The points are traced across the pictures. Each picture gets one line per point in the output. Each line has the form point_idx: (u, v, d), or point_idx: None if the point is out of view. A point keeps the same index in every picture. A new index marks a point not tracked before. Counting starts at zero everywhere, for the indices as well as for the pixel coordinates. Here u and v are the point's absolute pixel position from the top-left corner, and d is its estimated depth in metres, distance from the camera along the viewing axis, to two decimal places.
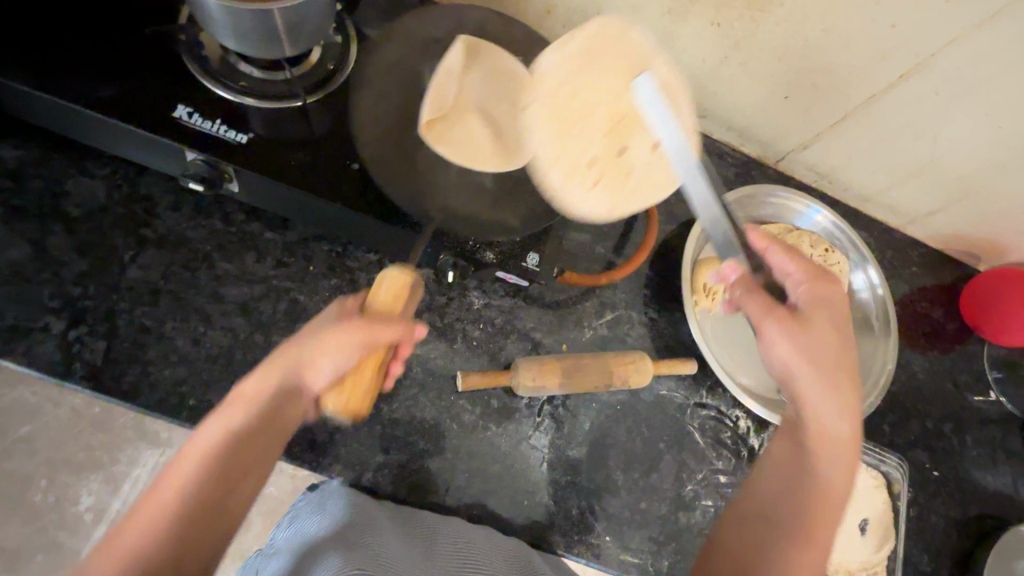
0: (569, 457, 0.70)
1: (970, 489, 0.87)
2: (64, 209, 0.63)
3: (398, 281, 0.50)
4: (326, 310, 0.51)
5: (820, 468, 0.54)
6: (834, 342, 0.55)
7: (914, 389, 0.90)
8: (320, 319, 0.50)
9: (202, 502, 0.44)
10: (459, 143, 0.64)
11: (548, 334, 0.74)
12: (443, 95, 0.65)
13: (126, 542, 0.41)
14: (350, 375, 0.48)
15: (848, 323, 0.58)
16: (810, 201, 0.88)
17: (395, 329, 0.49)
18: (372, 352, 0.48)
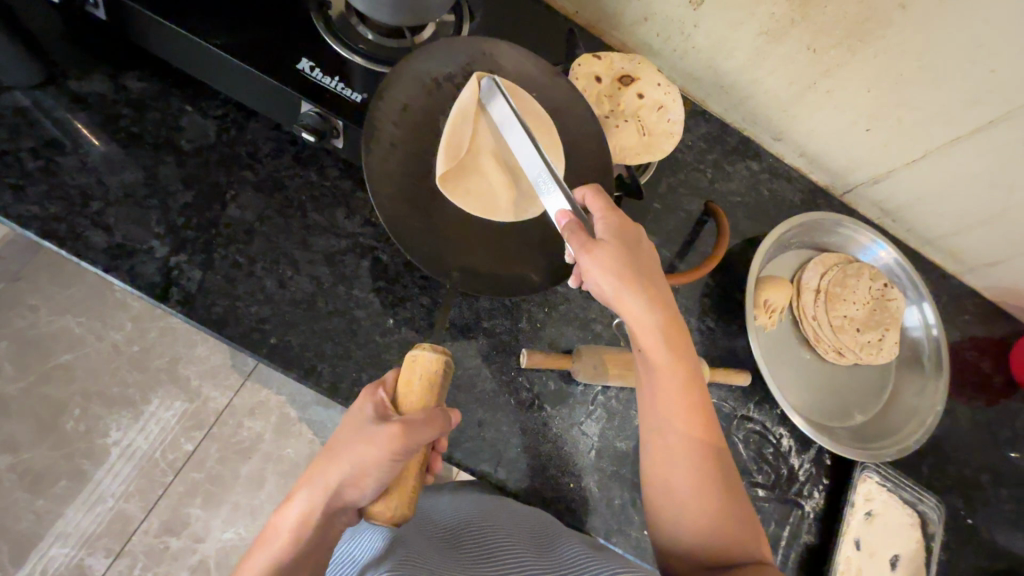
0: (617, 448, 0.72)
1: (1001, 542, 0.87)
2: (176, 142, 0.66)
3: (429, 371, 0.49)
4: (360, 411, 0.48)
5: (681, 412, 0.53)
6: (636, 291, 0.52)
7: (956, 434, 0.90)
8: (354, 419, 0.48)
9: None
10: (477, 192, 0.66)
11: (608, 326, 0.76)
12: (459, 139, 0.65)
13: None
14: (395, 481, 0.46)
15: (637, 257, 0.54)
16: (876, 235, 0.89)
17: (434, 425, 0.47)
18: (414, 456, 0.47)
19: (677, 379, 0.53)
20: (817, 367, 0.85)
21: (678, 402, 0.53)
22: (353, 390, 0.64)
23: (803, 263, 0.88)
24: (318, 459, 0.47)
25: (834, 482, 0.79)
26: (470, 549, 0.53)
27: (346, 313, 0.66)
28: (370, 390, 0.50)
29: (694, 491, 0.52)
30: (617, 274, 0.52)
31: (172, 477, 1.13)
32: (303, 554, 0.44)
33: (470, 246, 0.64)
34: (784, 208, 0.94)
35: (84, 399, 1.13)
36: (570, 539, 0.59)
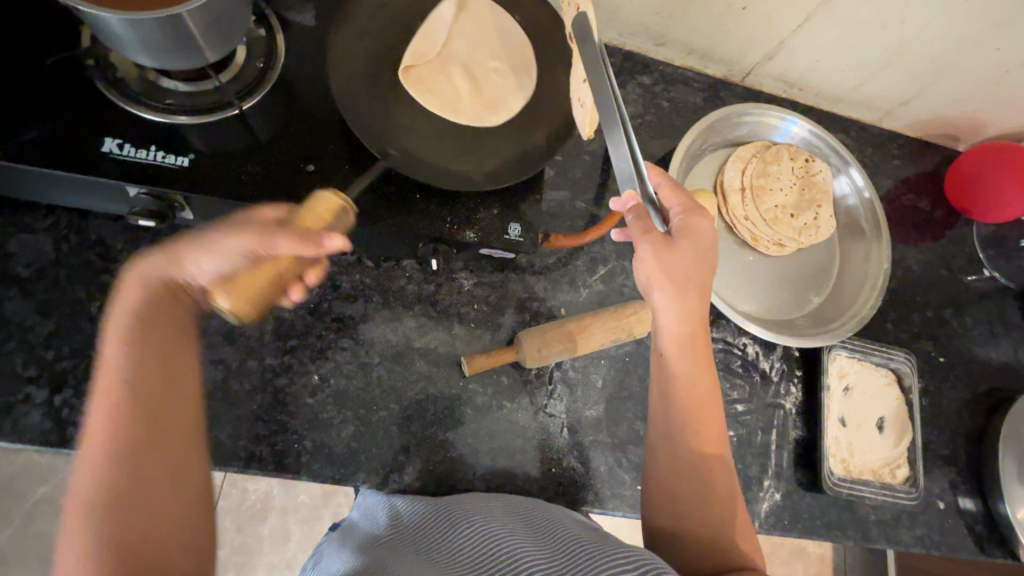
0: (588, 418, 0.70)
1: (975, 365, 0.89)
2: (14, 272, 0.59)
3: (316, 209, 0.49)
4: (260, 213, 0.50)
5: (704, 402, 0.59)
6: (688, 281, 0.58)
7: (910, 281, 0.91)
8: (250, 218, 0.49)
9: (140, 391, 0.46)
10: (438, 92, 0.64)
11: (544, 301, 0.73)
12: (428, 46, 0.67)
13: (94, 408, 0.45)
14: (245, 273, 0.47)
15: (699, 270, 0.58)
16: (784, 112, 0.86)
17: (298, 242, 0.46)
18: (273, 261, 0.47)
19: (699, 377, 0.59)
20: (761, 264, 0.84)
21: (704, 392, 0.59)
22: (302, 458, 0.61)
23: (722, 164, 0.85)
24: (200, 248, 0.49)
25: (806, 371, 0.80)
26: (465, 550, 0.50)
27: (266, 385, 0.62)
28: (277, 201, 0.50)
29: (699, 465, 0.58)
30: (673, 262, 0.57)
31: None
32: (140, 331, 0.47)
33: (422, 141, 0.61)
34: (690, 113, 0.89)
35: None
36: (562, 523, 0.56)
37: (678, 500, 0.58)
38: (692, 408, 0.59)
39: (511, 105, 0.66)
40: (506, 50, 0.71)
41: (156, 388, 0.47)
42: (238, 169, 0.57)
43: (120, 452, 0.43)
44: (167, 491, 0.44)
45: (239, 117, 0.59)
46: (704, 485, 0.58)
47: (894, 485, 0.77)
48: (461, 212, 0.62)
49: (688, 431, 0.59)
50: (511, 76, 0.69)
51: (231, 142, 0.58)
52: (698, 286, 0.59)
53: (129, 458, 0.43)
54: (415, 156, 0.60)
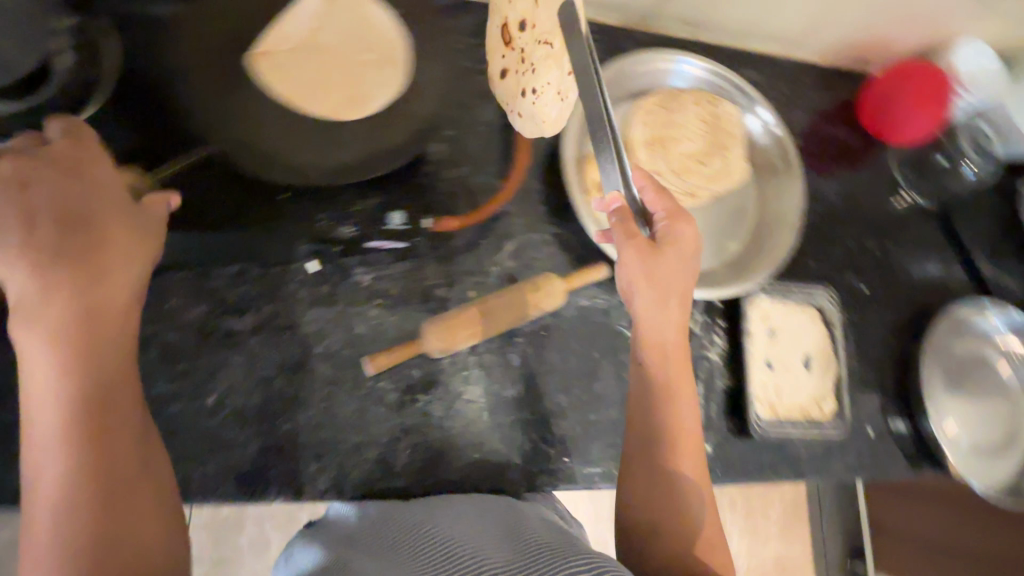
0: (508, 398, 0.69)
1: (899, 291, 0.90)
2: None
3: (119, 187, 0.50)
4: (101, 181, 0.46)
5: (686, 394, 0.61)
6: (673, 285, 0.61)
7: (831, 214, 0.90)
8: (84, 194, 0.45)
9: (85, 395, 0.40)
10: (291, 85, 0.56)
11: (451, 286, 0.70)
12: (286, 37, 0.58)
13: (64, 386, 0.40)
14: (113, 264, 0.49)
15: (684, 276, 0.62)
16: (678, 54, 0.82)
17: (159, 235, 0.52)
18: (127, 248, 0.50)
19: (677, 366, 0.62)
20: None
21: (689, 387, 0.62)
22: (207, 483, 0.59)
23: (627, 118, 0.81)
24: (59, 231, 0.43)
25: (729, 320, 0.79)
26: (425, 551, 0.47)
27: (158, 415, 0.59)
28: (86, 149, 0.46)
29: (688, 466, 0.59)
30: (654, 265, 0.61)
31: None
32: (57, 303, 0.41)
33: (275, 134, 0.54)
34: None
35: None
36: (533, 526, 0.53)
37: (654, 496, 0.58)
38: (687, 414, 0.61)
39: (373, 106, 0.57)
40: (377, 40, 0.61)
41: (105, 381, 0.41)
42: None
43: (79, 479, 0.39)
44: (152, 488, 0.43)
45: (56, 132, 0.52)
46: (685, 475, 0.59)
47: (823, 420, 0.78)
48: None
49: (672, 425, 0.60)
50: (378, 71, 0.59)
51: None
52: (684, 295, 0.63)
53: (98, 477, 0.39)
54: (262, 144, 0.52)
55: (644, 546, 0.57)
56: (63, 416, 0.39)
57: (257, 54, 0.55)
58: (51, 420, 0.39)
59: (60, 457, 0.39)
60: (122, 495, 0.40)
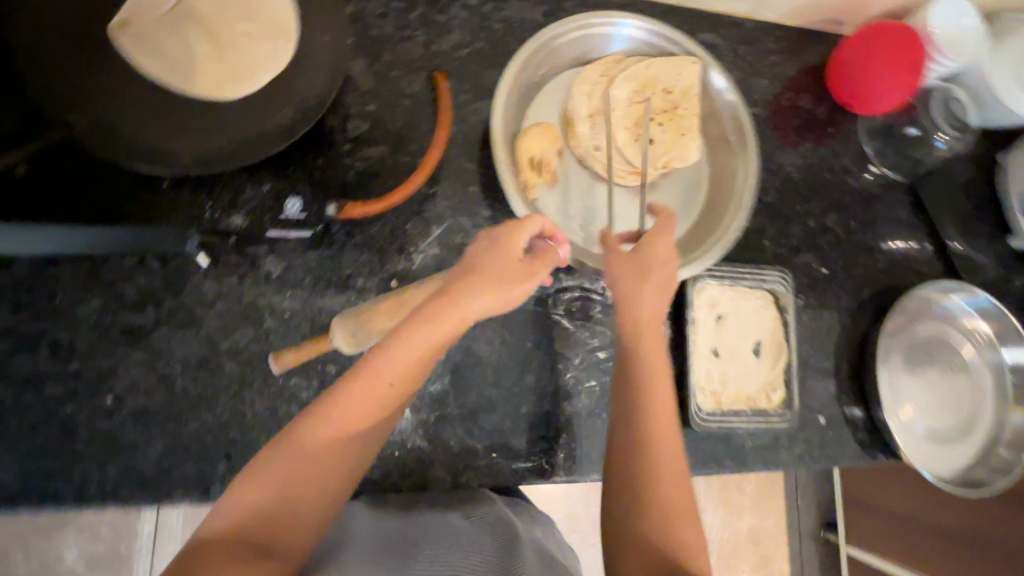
0: (432, 392, 0.66)
1: (861, 272, 0.85)
2: None
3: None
4: (491, 248, 0.57)
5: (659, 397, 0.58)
6: (651, 296, 0.61)
7: (791, 191, 0.84)
8: (486, 263, 0.56)
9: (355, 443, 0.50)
10: (167, 62, 0.51)
11: (371, 276, 0.66)
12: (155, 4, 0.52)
13: (262, 491, 0.46)
14: None
15: (666, 288, 0.62)
16: (617, 15, 0.74)
17: None
18: None
19: (647, 370, 0.59)
20: (627, 198, 0.77)
21: (653, 378, 0.59)
22: (106, 487, 0.57)
23: (568, 90, 0.76)
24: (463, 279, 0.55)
25: (674, 306, 0.75)
26: (427, 553, 0.48)
27: (53, 417, 0.56)
28: (531, 222, 0.59)
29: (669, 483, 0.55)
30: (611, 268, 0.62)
31: None
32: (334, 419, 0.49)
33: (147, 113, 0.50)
34: (528, 34, 0.77)
35: None
36: (524, 552, 0.53)
37: (641, 497, 0.54)
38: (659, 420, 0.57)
39: (261, 80, 0.53)
40: (259, 7, 0.55)
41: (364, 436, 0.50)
42: None
43: (345, 457, 0.49)
44: (317, 516, 0.47)
45: None
46: (675, 481, 0.55)
47: (768, 409, 0.75)
48: (226, 194, 0.54)
49: (655, 439, 0.56)
50: (261, 43, 0.54)
51: None
52: (664, 284, 0.62)
53: (280, 498, 0.46)
54: (124, 134, 0.48)
55: (636, 535, 0.52)
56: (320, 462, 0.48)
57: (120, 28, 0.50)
58: (322, 439, 0.48)
59: (317, 466, 0.47)
60: (274, 526, 0.45)
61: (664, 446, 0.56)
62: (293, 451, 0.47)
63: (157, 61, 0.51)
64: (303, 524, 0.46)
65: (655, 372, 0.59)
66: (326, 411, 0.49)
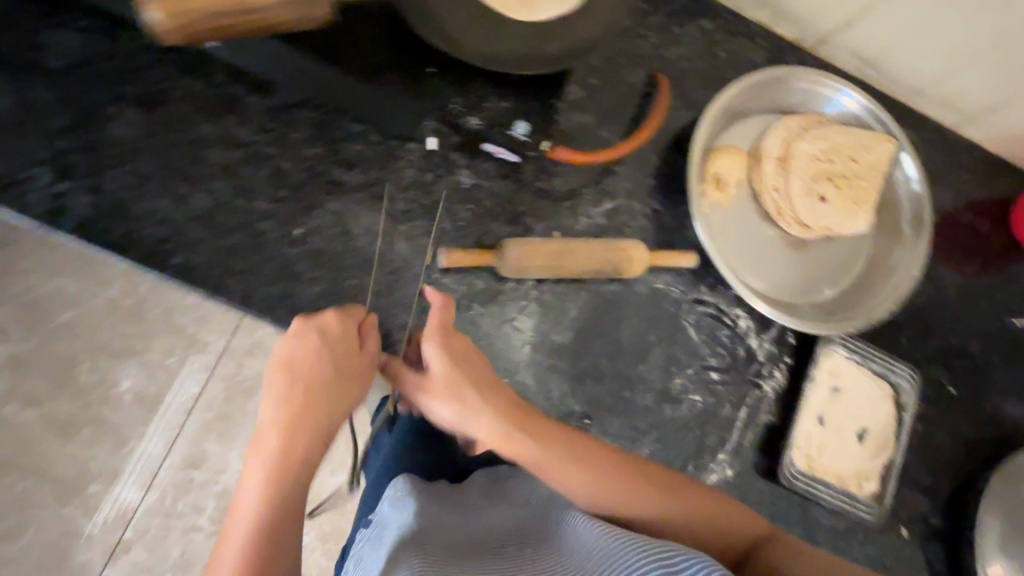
0: (554, 342, 0.69)
1: (988, 409, 0.82)
2: (43, 62, 0.62)
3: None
4: (299, 350, 0.55)
5: (584, 477, 0.58)
6: (448, 390, 0.59)
7: (941, 303, 0.83)
8: (304, 359, 0.55)
9: (281, 471, 0.51)
10: None
11: (539, 220, 0.71)
12: None
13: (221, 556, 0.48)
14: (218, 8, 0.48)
15: (467, 374, 0.60)
16: (842, 83, 0.78)
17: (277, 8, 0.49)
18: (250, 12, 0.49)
19: (572, 474, 0.58)
20: (782, 244, 0.78)
21: (582, 466, 0.58)
22: (265, 302, 0.63)
23: (765, 129, 0.79)
24: (274, 380, 0.54)
25: (795, 360, 0.76)
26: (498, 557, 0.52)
27: (249, 227, 0.63)
28: (296, 331, 0.55)
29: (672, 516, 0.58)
30: (443, 378, 0.59)
31: None
32: (258, 470, 0.51)
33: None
34: (746, 70, 0.82)
35: None
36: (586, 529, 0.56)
37: (697, 531, 0.58)
38: (629, 484, 0.59)
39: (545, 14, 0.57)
40: None
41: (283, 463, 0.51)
42: None
43: (286, 497, 0.51)
44: (283, 529, 0.50)
45: None
46: (657, 524, 0.58)
47: (857, 496, 0.72)
48: (470, 95, 0.60)
49: (630, 508, 0.58)
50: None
51: None
52: (475, 381, 0.60)
53: (246, 561, 0.48)
54: (431, 8, 0.54)
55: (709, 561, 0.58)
56: (254, 511, 0.49)
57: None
58: (260, 503, 0.50)
59: (269, 522, 0.49)
60: (261, 561, 0.48)
61: (607, 513, 0.58)
62: (240, 524, 0.49)
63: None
64: (284, 546, 0.50)
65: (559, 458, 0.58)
66: (242, 490, 0.51)
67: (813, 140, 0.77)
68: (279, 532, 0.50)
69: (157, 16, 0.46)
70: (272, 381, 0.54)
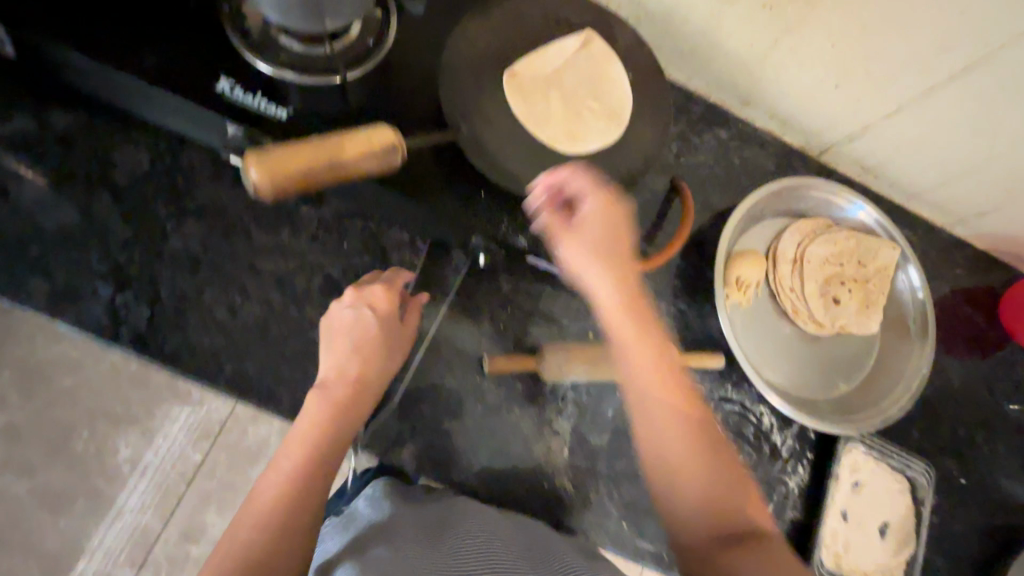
0: (591, 444, 0.71)
1: (998, 498, 0.85)
2: (110, 177, 0.64)
3: (373, 139, 0.49)
4: (360, 318, 0.60)
5: (672, 374, 0.53)
6: (591, 261, 0.54)
7: (947, 394, 0.88)
8: (363, 327, 0.60)
9: (311, 462, 0.53)
10: (529, 110, 0.62)
11: (574, 321, 0.74)
12: (538, 66, 0.64)
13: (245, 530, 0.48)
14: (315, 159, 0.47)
15: (614, 242, 0.54)
16: (853, 196, 0.85)
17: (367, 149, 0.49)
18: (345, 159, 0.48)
19: (648, 357, 0.53)
20: (800, 339, 0.83)
21: (676, 362, 0.54)
22: None
23: (779, 232, 0.85)
24: (333, 339, 0.60)
25: (818, 456, 0.79)
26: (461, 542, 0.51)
27: (301, 335, 0.65)
28: (357, 299, 0.62)
29: (707, 474, 0.51)
30: (589, 235, 0.54)
31: (185, 487, 1.14)
32: (287, 454, 0.53)
33: (499, 134, 0.60)
34: (758, 175, 0.89)
35: (89, 419, 1.13)
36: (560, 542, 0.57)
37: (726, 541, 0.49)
38: (702, 471, 0.51)
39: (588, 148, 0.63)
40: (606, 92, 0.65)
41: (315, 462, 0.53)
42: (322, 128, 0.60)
43: (341, 433, 0.56)
44: (307, 516, 0.50)
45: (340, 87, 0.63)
46: (744, 560, 0.46)
47: None
48: (517, 216, 0.64)
49: (675, 435, 0.51)
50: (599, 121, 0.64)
51: (327, 105, 0.62)
52: (642, 326, 0.54)
53: (260, 536, 0.47)
54: (488, 147, 0.59)
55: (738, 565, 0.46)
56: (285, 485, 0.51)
57: (511, 75, 0.62)
58: (321, 428, 0.55)
59: (296, 493, 0.50)
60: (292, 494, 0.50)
61: (683, 499, 0.51)
62: (308, 437, 0.54)
63: (525, 105, 0.62)
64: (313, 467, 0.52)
65: (660, 361, 0.53)
66: (307, 414, 0.56)
67: (827, 247, 0.82)
68: (306, 492, 0.51)
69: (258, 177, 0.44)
70: (331, 339, 0.60)
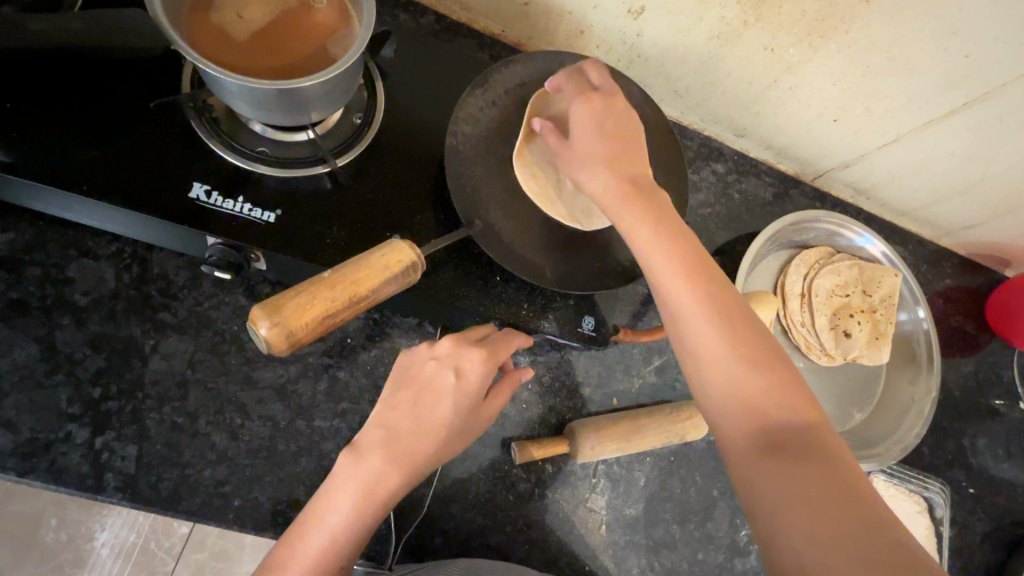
0: (627, 516, 0.69)
1: (1005, 503, 0.88)
2: (69, 299, 0.56)
3: (390, 260, 0.44)
4: (439, 379, 0.48)
5: (706, 294, 0.49)
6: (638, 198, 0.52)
7: (950, 407, 0.90)
8: (434, 396, 0.48)
9: (351, 528, 0.43)
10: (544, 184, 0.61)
11: (595, 388, 0.71)
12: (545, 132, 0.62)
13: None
14: (323, 295, 0.41)
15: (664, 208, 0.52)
16: (864, 229, 0.85)
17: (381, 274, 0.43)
18: (357, 288, 0.43)
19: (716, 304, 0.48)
20: (813, 373, 0.83)
21: (746, 347, 0.47)
22: None
23: (784, 266, 0.84)
24: (397, 394, 0.48)
25: None
26: None
27: (311, 450, 0.59)
28: (448, 356, 0.49)
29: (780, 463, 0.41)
30: (584, 146, 0.54)
31: (175, 563, 1.06)
32: (332, 501, 0.44)
33: (515, 222, 0.59)
34: (758, 208, 0.87)
35: (59, 507, 1.03)
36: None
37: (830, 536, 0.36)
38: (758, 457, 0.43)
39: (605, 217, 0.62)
40: None
41: (355, 524, 0.43)
42: (318, 230, 0.55)
43: (373, 524, 0.45)
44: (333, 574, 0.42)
45: (328, 178, 0.57)
46: (788, 486, 0.40)
47: None
48: (537, 298, 0.61)
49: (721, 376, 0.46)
50: None
51: (317, 200, 0.56)
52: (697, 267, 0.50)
53: None
54: (505, 239, 0.57)
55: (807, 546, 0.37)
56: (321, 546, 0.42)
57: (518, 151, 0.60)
58: (349, 515, 0.43)
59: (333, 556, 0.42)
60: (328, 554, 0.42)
61: (720, 379, 0.46)
62: (323, 533, 0.43)
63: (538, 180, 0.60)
64: (350, 538, 0.43)
65: (697, 283, 0.49)
66: (337, 491, 0.44)
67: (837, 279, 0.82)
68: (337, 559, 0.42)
69: (263, 327, 0.39)
70: (395, 394, 0.48)
